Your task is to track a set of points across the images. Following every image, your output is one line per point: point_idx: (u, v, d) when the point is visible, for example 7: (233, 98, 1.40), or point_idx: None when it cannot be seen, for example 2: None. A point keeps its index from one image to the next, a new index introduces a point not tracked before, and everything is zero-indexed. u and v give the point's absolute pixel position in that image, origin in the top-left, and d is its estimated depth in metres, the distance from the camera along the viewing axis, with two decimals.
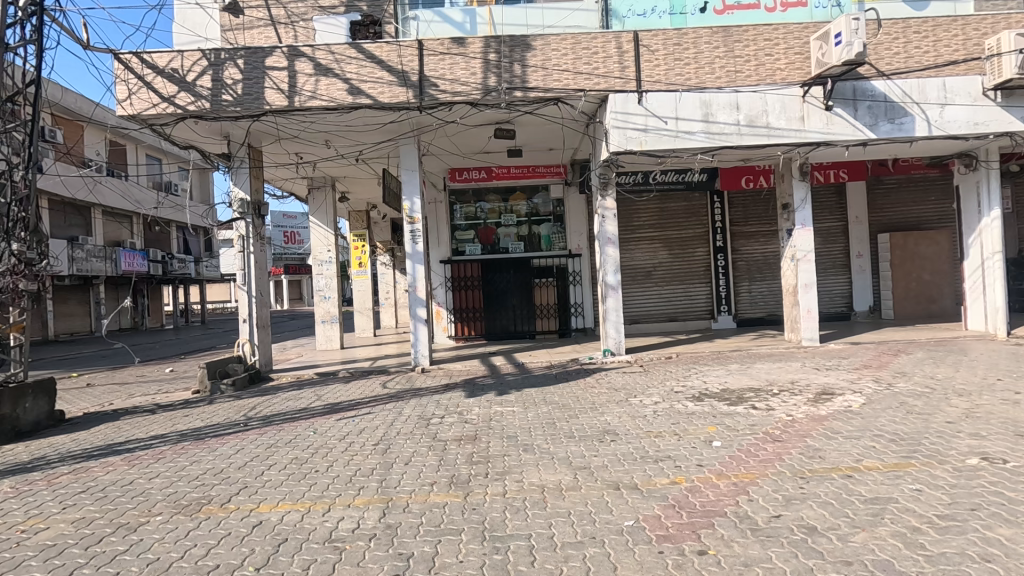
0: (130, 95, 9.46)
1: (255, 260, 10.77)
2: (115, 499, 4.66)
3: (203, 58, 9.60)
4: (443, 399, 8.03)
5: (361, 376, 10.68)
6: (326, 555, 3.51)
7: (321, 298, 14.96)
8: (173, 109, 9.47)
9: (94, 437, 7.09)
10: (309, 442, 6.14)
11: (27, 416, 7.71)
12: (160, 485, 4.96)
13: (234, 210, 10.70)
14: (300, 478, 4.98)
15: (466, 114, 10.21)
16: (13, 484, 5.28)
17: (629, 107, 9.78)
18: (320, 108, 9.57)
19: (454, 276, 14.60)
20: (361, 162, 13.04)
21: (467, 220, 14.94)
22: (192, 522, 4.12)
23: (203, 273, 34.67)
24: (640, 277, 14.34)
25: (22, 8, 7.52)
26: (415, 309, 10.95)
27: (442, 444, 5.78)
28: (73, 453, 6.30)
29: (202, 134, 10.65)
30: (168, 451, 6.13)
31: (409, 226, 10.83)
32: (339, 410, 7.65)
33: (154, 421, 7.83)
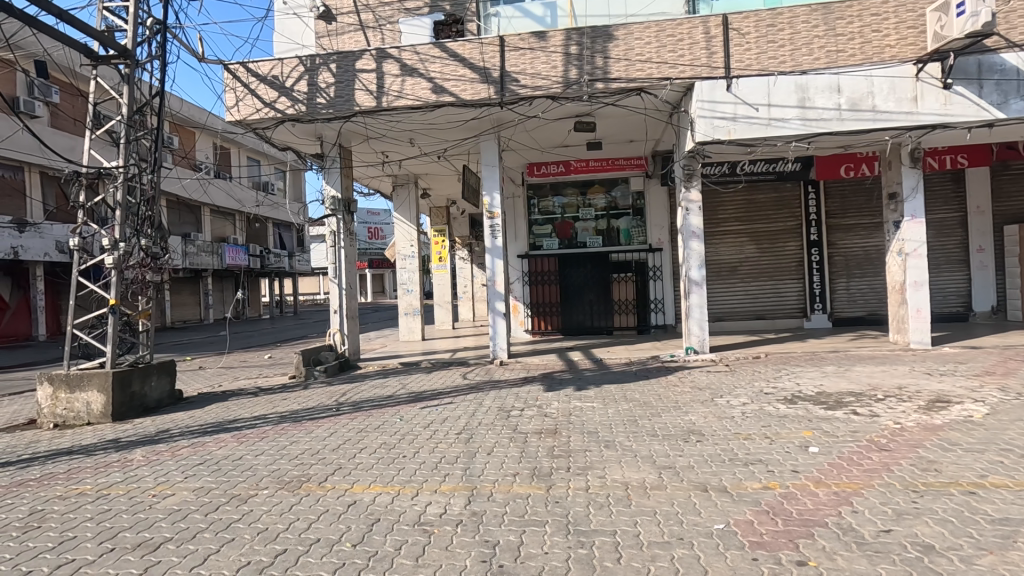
0: (238, 102, 10.26)
1: (345, 255, 11.37)
2: (227, 472, 5.11)
3: (300, 65, 10.23)
4: (522, 392, 8.11)
5: (442, 367, 10.99)
6: (416, 537, 3.65)
7: (404, 292, 15.55)
8: (274, 114, 10.16)
9: (208, 415, 7.81)
10: (395, 429, 6.42)
11: (153, 394, 8.63)
12: (266, 461, 5.39)
13: (327, 207, 11.34)
14: (389, 463, 5.22)
15: (547, 108, 10.19)
16: (145, 453, 5.93)
17: (716, 95, 9.34)
18: (405, 107, 9.92)
19: (531, 270, 14.62)
20: (443, 159, 13.40)
21: (544, 215, 14.93)
22: (294, 497, 4.44)
23: (296, 267, 37.03)
24: (725, 273, 13.71)
25: (149, 27, 8.35)
26: (494, 303, 11.12)
27: (524, 437, 5.84)
28: (191, 428, 6.97)
29: (299, 136, 11.36)
30: (271, 430, 6.63)
31: (489, 221, 11.00)
32: (422, 399, 7.94)
33: (257, 402, 8.50)
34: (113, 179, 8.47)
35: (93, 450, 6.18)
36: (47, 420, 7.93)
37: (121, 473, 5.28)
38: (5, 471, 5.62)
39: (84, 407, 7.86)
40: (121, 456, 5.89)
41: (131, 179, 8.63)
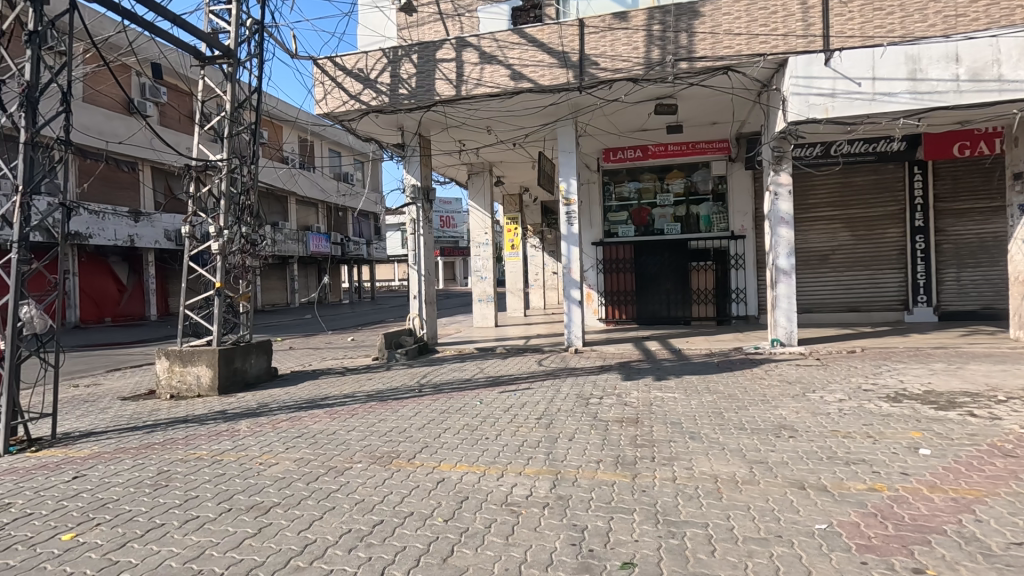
0: (326, 95, 10.74)
1: (424, 242, 11.69)
2: (323, 445, 5.44)
3: (384, 57, 10.56)
4: (600, 380, 8.06)
5: (517, 353, 11.10)
6: (505, 517, 3.73)
7: (478, 279, 15.79)
8: (359, 106, 10.56)
9: (301, 392, 8.33)
10: (476, 411, 6.57)
11: (253, 370, 9.32)
12: (358, 437, 5.69)
13: (407, 196, 11.69)
14: (473, 443, 5.35)
15: (628, 91, 9.93)
16: (249, 424, 6.43)
17: (813, 70, 8.71)
18: (484, 95, 10.00)
19: (606, 258, 14.41)
20: (518, 146, 13.41)
21: (620, 201, 14.59)
22: (386, 472, 4.65)
23: (374, 254, 38.46)
24: (814, 262, 12.91)
25: (249, 27, 8.89)
26: (570, 290, 11.05)
27: (604, 424, 5.79)
28: (288, 403, 7.47)
29: (382, 127, 11.74)
30: (360, 408, 6.98)
31: (565, 207, 10.91)
32: (500, 383, 8.08)
33: (345, 381, 8.97)
34: (218, 171, 9.13)
35: (205, 419, 6.77)
36: (164, 391, 8.74)
37: (230, 441, 5.76)
38: (134, 435, 6.27)
39: (195, 380, 8.61)
40: (229, 426, 6.42)
41: (234, 171, 9.28)
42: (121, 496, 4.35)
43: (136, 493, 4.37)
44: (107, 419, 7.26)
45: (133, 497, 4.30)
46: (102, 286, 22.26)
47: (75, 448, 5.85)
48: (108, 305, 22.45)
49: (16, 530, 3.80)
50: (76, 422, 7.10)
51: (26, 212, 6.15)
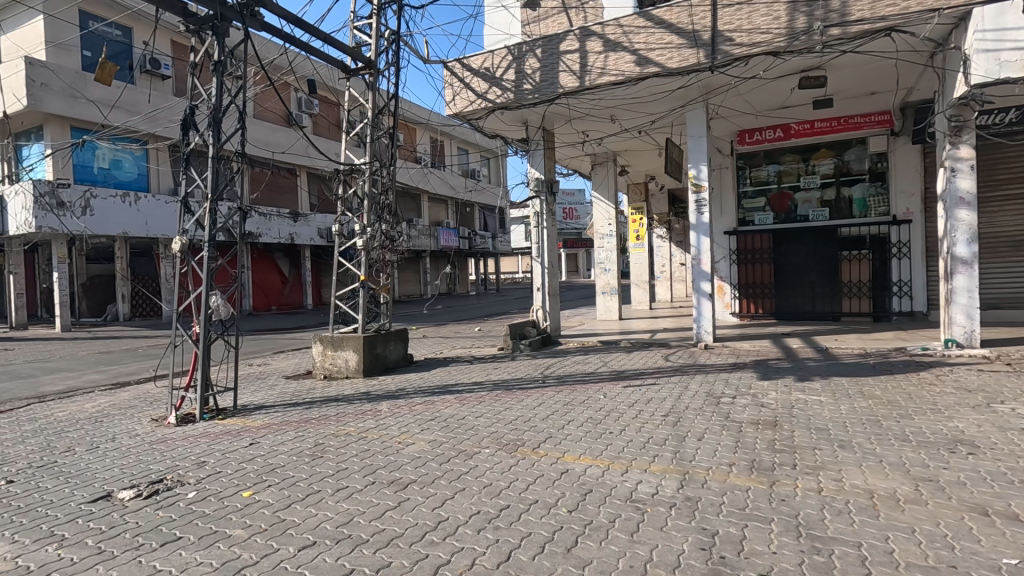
0: (455, 96, 11.26)
1: (547, 234, 11.80)
2: (454, 429, 5.77)
3: (508, 54, 10.79)
4: (733, 378, 7.58)
5: (643, 347, 10.82)
6: (629, 513, 3.67)
7: (602, 271, 15.46)
8: (486, 104, 10.93)
9: (434, 378, 8.91)
10: (600, 405, 6.53)
11: (392, 355, 10.14)
12: (484, 423, 5.95)
13: (531, 189, 11.88)
14: (597, 437, 5.31)
15: (768, 66, 9.15)
16: (389, 406, 7.01)
17: (1005, 20, 7.39)
18: (608, 84, 9.81)
19: (740, 248, 13.48)
20: (644, 133, 12.97)
21: (756, 186, 13.46)
22: (512, 459, 4.81)
23: (499, 247, 39.53)
24: (1004, 249, 10.94)
25: (387, 38, 9.58)
26: (699, 283, 10.48)
27: (738, 426, 5.44)
28: (422, 388, 8.02)
29: (507, 123, 12.04)
30: (487, 396, 7.28)
31: (694, 195, 10.35)
32: (625, 378, 7.94)
33: (473, 370, 9.41)
34: (361, 174, 9.99)
35: (353, 399, 7.52)
36: (319, 371, 9.81)
37: (373, 420, 6.32)
38: (295, 409, 7.15)
39: (344, 363, 9.56)
40: (372, 406, 7.06)
41: (375, 173, 10.09)
42: (286, 463, 4.98)
43: (298, 461, 4.98)
44: (274, 394, 8.35)
45: (296, 465, 4.90)
46: (269, 278, 25.58)
47: (251, 418, 6.81)
48: (274, 295, 25.76)
49: (209, 484, 4.54)
50: (251, 396, 8.27)
51: (211, 215, 7.18)
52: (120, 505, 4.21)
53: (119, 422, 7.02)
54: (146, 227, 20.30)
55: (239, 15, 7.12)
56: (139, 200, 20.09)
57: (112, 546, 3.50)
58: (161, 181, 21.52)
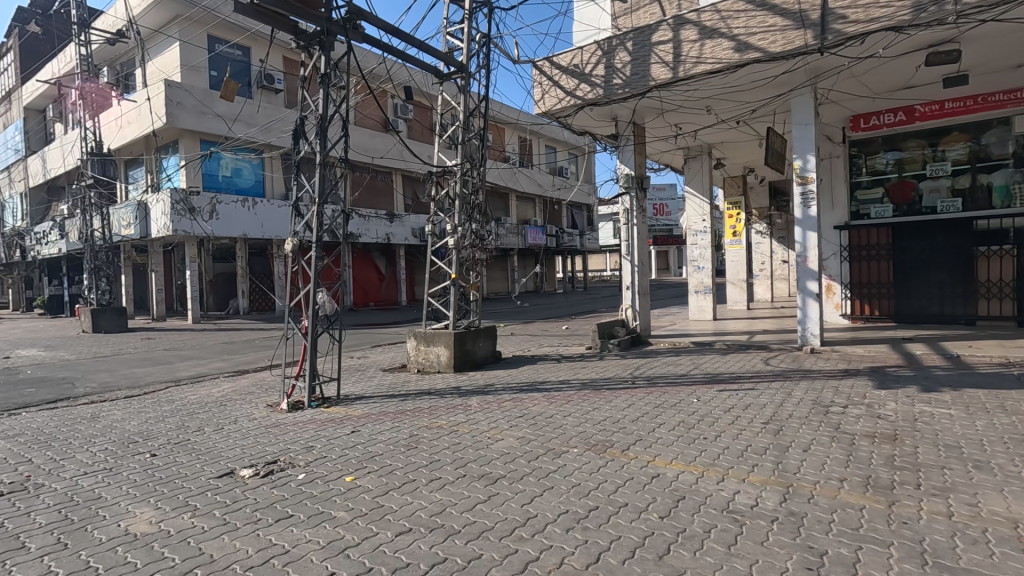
0: (544, 95, 11.29)
1: (637, 232, 11.51)
2: (543, 427, 5.79)
3: (598, 50, 10.66)
4: (844, 386, 6.95)
5: (740, 349, 10.24)
6: (726, 524, 3.49)
7: (695, 269, 14.86)
8: (575, 101, 10.86)
9: (522, 375, 8.98)
10: (693, 408, 6.27)
11: (480, 351, 10.38)
12: (573, 422, 5.92)
13: (621, 186, 11.64)
14: (691, 442, 5.11)
15: (888, 43, 8.30)
16: (479, 401, 7.18)
17: None
18: (704, 73, 9.39)
19: (853, 244, 12.41)
20: (742, 124, 12.28)
21: (873, 176, 12.28)
22: (601, 460, 4.75)
23: (587, 245, 38.82)
24: None
25: (478, 41, 9.80)
26: (805, 282, 9.76)
27: (850, 438, 5.00)
28: (510, 384, 8.15)
29: (596, 119, 11.88)
30: (575, 395, 7.25)
31: (800, 187, 9.65)
32: (720, 381, 7.55)
33: (561, 368, 9.39)
34: (453, 175, 10.31)
35: (445, 393, 7.78)
36: (412, 365, 10.24)
37: (464, 414, 6.51)
38: (392, 401, 7.53)
39: (436, 358, 9.92)
40: (463, 400, 7.27)
41: (466, 174, 10.36)
42: (384, 451, 5.26)
43: (394, 451, 5.24)
44: (373, 386, 8.85)
45: (392, 454, 5.16)
46: (367, 276, 27.12)
47: (352, 408, 7.27)
48: (372, 292, 27.29)
49: (316, 467, 4.90)
50: (352, 387, 8.82)
51: (318, 218, 7.74)
52: (241, 482, 4.65)
53: (241, 406, 7.76)
54: (262, 229, 22.25)
55: (344, 29, 7.58)
56: (256, 204, 22.06)
57: (235, 519, 3.88)
58: (275, 187, 23.52)
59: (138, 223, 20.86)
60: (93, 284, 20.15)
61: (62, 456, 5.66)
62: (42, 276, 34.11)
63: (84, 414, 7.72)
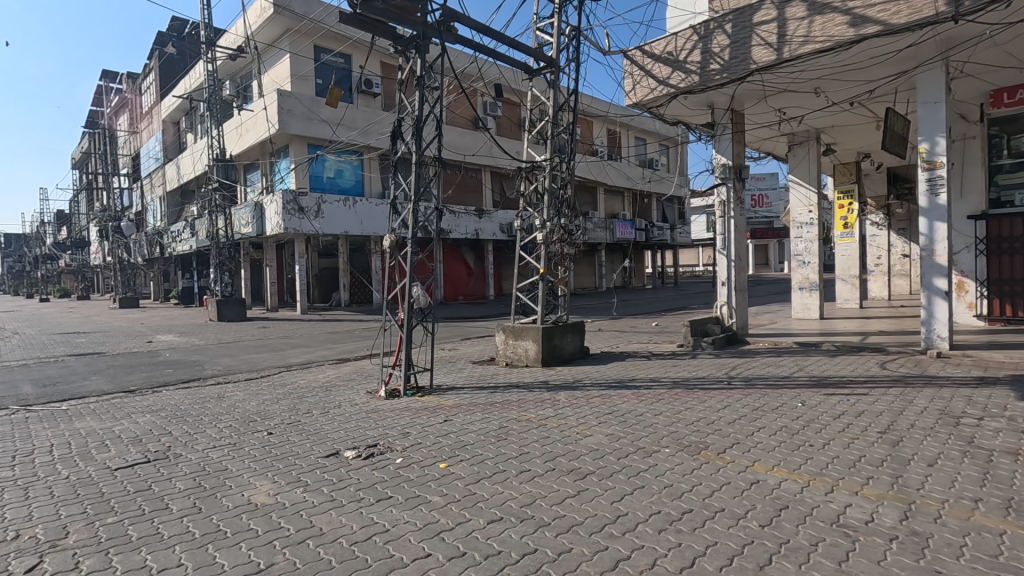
0: (635, 85, 11.02)
1: (735, 224, 10.93)
2: (632, 425, 5.68)
3: (694, 35, 10.19)
4: (979, 396, 6.17)
5: (850, 351, 9.42)
6: (836, 539, 3.24)
7: (799, 264, 13.88)
8: (668, 90, 10.48)
9: (611, 372, 8.85)
10: (797, 413, 5.86)
11: (568, 347, 10.34)
12: (664, 422, 5.75)
13: (717, 176, 11.09)
14: (796, 448, 4.79)
15: None
16: (567, 396, 7.18)
17: None
18: (812, 53, 8.70)
19: (990, 236, 11.00)
20: (857, 105, 11.23)
21: (1017, 157, 10.75)
22: (695, 462, 4.58)
23: (678, 239, 37.21)
24: None
25: (567, 34, 9.73)
26: (931, 279, 8.78)
27: (987, 454, 4.45)
28: (599, 381, 8.07)
29: (691, 108, 11.39)
30: (666, 393, 7.04)
31: (927, 172, 8.68)
32: (829, 386, 6.99)
33: (651, 366, 9.15)
34: (542, 171, 10.32)
35: (533, 387, 7.87)
36: (501, 358, 10.42)
37: (552, 409, 6.54)
38: (482, 392, 7.73)
39: (525, 352, 10.03)
40: (550, 395, 7.31)
41: (555, 169, 10.34)
42: (475, 441, 5.42)
43: (485, 441, 5.38)
44: (464, 377, 9.13)
45: (483, 444, 5.31)
46: (457, 270, 27.96)
47: (444, 397, 7.55)
48: (461, 286, 28.11)
49: (413, 452, 5.14)
50: (444, 377, 9.15)
51: (413, 215, 8.08)
52: (345, 462, 4.99)
53: (344, 392, 8.32)
54: (362, 226, 23.58)
55: (438, 31, 7.84)
56: (356, 203, 23.42)
57: (340, 496, 4.17)
58: (373, 186, 24.85)
59: (255, 223, 22.92)
60: (218, 278, 22.46)
61: (195, 430, 6.38)
62: (177, 270, 38.52)
63: (212, 393, 8.64)
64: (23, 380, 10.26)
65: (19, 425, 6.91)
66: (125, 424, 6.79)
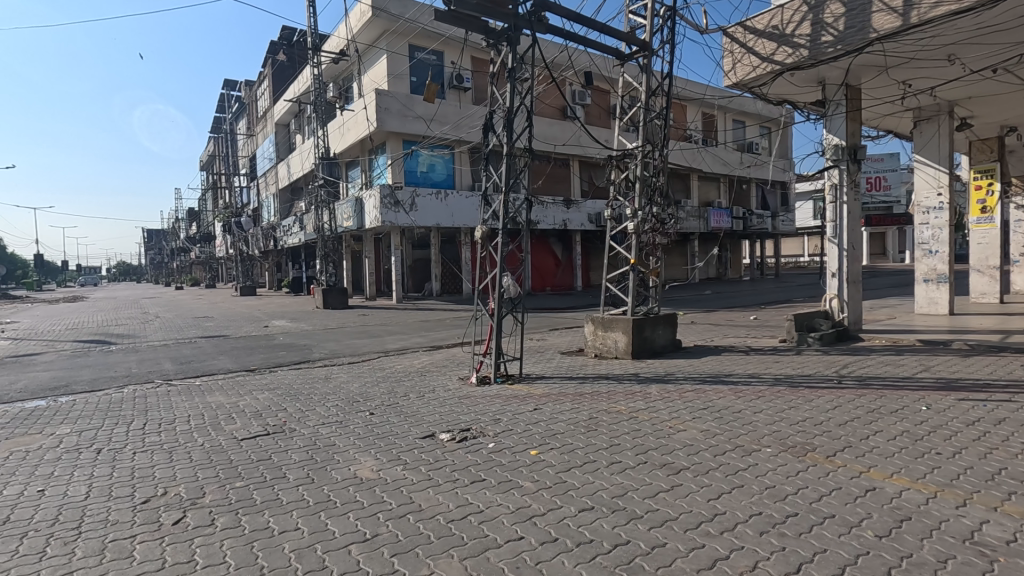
0: (735, 64, 10.43)
1: (848, 210, 10.05)
2: (730, 422, 5.43)
3: (803, 5, 9.41)
4: None
5: (987, 351, 8.37)
6: (969, 557, 2.92)
7: (924, 253, 12.55)
8: (773, 68, 9.81)
9: (705, 366, 8.51)
10: (921, 417, 5.32)
11: (659, 339, 10.07)
12: (766, 420, 5.45)
13: (828, 158, 10.23)
14: (919, 456, 4.35)
15: None
16: (658, 390, 7.00)
17: None
18: (946, 16, 7.76)
19: None
20: (1002, 71, 9.86)
21: None
22: (800, 463, 4.31)
23: (780, 228, 34.75)
24: None
25: (662, 15, 9.36)
26: None
27: None
28: (692, 375, 7.80)
29: (798, 85, 10.58)
30: (766, 391, 6.65)
31: None
32: (960, 389, 6.26)
33: (750, 361, 8.68)
34: (633, 158, 10.05)
35: (623, 379, 7.76)
36: (590, 350, 10.36)
37: (643, 402, 6.41)
38: (571, 383, 7.74)
39: (614, 344, 9.90)
40: (641, 387, 7.17)
41: (647, 156, 10.03)
42: (565, 430, 5.45)
43: (575, 430, 5.39)
44: (553, 367, 9.19)
45: (574, 433, 5.33)
46: (544, 261, 28.08)
47: (534, 386, 7.66)
48: (548, 277, 28.20)
49: (504, 438, 5.27)
50: (533, 367, 9.27)
51: (504, 206, 8.18)
52: (441, 444, 5.22)
53: (438, 377, 8.68)
54: (453, 218, 24.30)
55: (529, 22, 7.86)
56: (448, 196, 24.15)
57: (437, 476, 4.37)
58: (464, 179, 25.51)
59: (356, 217, 24.35)
60: (324, 269, 24.19)
61: (307, 407, 6.97)
62: (288, 261, 41.90)
63: (321, 375, 9.37)
64: (165, 358, 11.66)
65: (163, 398, 7.88)
66: (247, 400, 7.54)
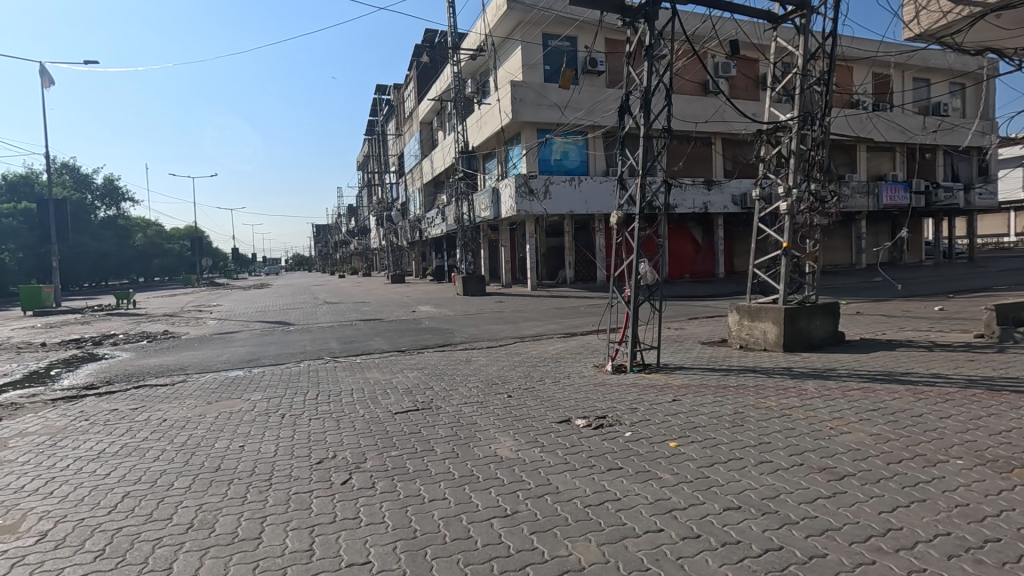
0: (919, 12, 8.95)
1: None
2: (908, 427, 4.74)
3: None
4: None
5: None
6: None
7: None
8: (970, 11, 8.24)
9: (875, 362, 7.52)
10: None
11: (817, 332, 9.08)
12: (955, 427, 4.66)
13: None
14: None
15: None
16: (817, 386, 6.33)
17: None
18: None
19: None
20: None
21: None
22: (1004, 481, 3.62)
23: (975, 202, 29.25)
24: None
25: None
26: None
27: None
28: (858, 371, 6.94)
29: (1006, 27, 8.76)
30: (957, 393, 5.68)
31: None
32: None
33: (933, 359, 7.49)
34: (788, 131, 9.11)
35: (774, 373, 7.15)
36: (735, 341, 9.68)
37: (798, 398, 5.84)
38: (713, 375, 7.33)
39: (762, 335, 9.15)
40: (796, 383, 6.55)
41: (804, 128, 9.01)
42: (708, 423, 5.16)
43: (719, 425, 5.09)
44: (694, 358, 8.74)
45: (717, 428, 5.03)
46: (683, 247, 26.80)
47: (673, 376, 7.38)
48: (687, 264, 26.87)
49: (641, 428, 5.15)
50: (672, 356, 8.90)
51: (641, 190, 7.90)
52: (577, 429, 5.25)
53: (573, 364, 8.73)
54: (587, 205, 24.14)
55: None
56: (582, 182, 24.00)
57: (573, 460, 4.41)
58: (598, 164, 25.17)
59: (493, 207, 25.22)
60: (463, 257, 25.51)
61: (451, 387, 7.45)
62: (431, 250, 44.76)
63: (462, 357, 9.92)
64: (332, 338, 13.20)
65: (331, 373, 8.95)
66: (399, 377, 8.27)
